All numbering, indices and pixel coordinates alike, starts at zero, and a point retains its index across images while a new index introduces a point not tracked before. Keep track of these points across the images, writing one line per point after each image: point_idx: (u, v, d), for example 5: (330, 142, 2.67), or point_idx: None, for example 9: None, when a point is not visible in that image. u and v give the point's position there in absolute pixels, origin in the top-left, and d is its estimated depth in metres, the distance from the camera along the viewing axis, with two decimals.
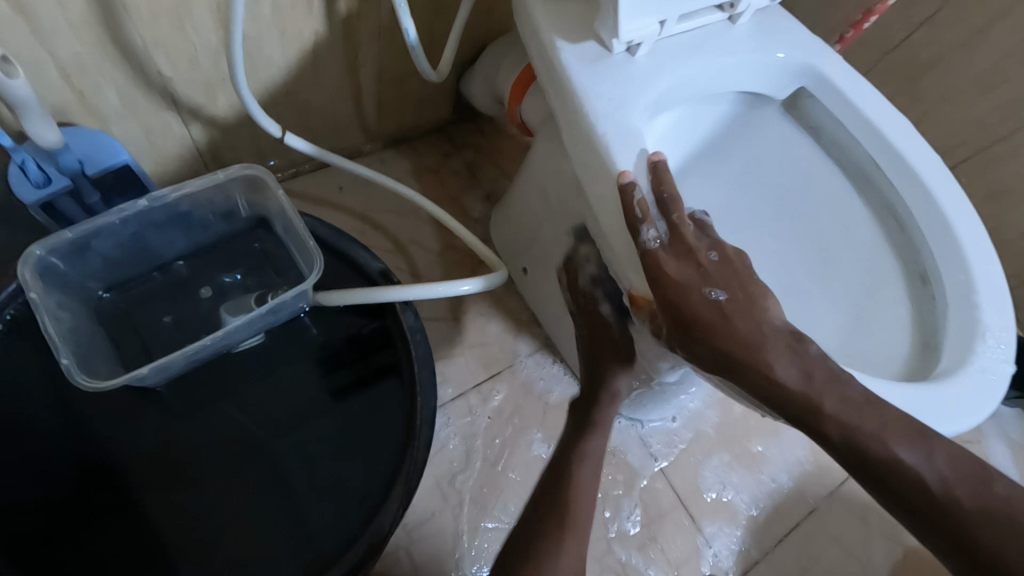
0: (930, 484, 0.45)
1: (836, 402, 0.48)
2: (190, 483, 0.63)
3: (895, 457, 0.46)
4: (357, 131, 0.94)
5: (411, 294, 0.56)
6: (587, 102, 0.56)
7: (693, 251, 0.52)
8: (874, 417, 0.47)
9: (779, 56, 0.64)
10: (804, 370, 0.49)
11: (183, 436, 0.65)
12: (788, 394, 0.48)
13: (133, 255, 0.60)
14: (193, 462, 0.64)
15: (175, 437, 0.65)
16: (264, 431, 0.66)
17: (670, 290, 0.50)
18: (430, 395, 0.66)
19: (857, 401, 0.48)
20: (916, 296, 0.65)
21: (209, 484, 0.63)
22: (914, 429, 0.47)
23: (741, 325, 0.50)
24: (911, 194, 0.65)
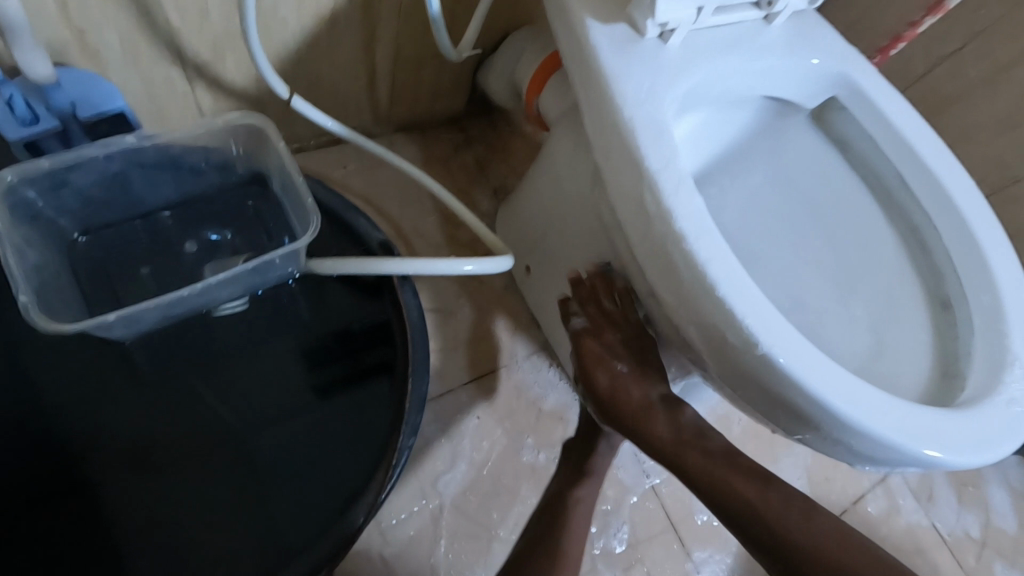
0: (764, 511, 0.52)
1: (696, 454, 0.58)
2: (165, 475, 0.60)
3: (732, 491, 0.54)
4: (367, 111, 0.92)
5: (411, 269, 0.52)
6: (615, 84, 0.53)
7: (603, 326, 0.66)
8: (723, 463, 0.57)
9: (813, 63, 0.62)
10: (675, 427, 0.60)
11: (163, 424, 0.62)
12: (660, 445, 0.60)
13: (115, 199, 0.57)
14: (170, 453, 0.61)
15: (146, 415, 0.62)
16: (246, 424, 0.63)
17: (584, 360, 0.65)
18: (423, 376, 0.60)
19: (717, 454, 0.58)
20: (936, 321, 0.61)
21: (185, 477, 0.60)
22: (764, 478, 0.54)
23: (633, 394, 0.62)
24: (941, 213, 0.61)
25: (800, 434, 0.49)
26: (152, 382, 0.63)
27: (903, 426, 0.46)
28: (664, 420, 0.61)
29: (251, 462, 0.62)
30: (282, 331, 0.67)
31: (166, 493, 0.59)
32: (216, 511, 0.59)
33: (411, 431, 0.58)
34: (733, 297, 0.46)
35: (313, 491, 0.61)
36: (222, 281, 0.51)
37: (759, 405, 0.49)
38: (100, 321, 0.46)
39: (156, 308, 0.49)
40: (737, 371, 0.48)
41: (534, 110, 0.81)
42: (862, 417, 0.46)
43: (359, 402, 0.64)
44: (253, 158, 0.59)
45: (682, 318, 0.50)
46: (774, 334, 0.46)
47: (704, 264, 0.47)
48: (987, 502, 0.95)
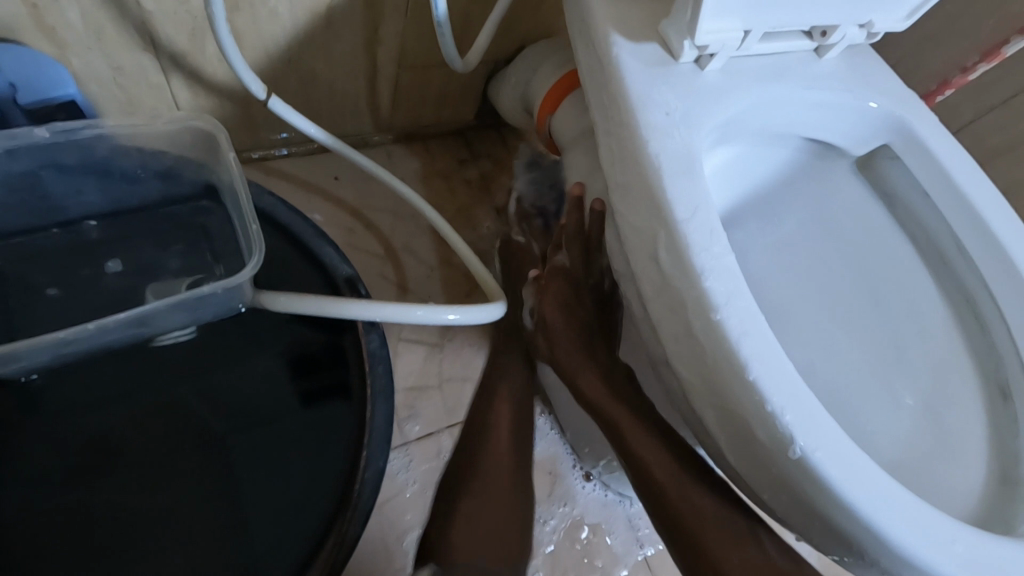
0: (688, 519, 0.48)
1: (633, 426, 0.53)
2: (103, 498, 0.52)
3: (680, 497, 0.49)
4: (366, 116, 0.84)
5: (379, 314, 0.44)
6: (641, 112, 0.45)
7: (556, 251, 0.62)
8: (653, 447, 0.52)
9: (869, 105, 0.54)
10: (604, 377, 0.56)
11: (99, 442, 0.53)
12: (602, 405, 0.55)
13: (26, 202, 0.48)
14: (105, 478, 0.52)
15: (87, 428, 0.53)
16: (203, 439, 0.55)
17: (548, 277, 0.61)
18: (380, 443, 0.53)
19: (655, 436, 0.53)
20: (994, 416, 0.53)
21: (125, 500, 0.52)
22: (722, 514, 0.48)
23: (564, 337, 0.58)
24: (1006, 291, 0.53)
25: (837, 556, 0.40)
26: (85, 395, 0.54)
27: (968, 559, 0.37)
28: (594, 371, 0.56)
29: (206, 486, 0.54)
30: (235, 350, 0.58)
31: (102, 520, 0.51)
32: (175, 532, 0.52)
33: (363, 512, 0.50)
34: (767, 383, 0.37)
35: (270, 520, 0.53)
36: (133, 318, 0.43)
37: (786, 512, 0.40)
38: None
39: (50, 345, 0.42)
40: (765, 473, 0.39)
41: (546, 131, 0.73)
42: (921, 548, 0.37)
43: (323, 428, 0.56)
44: (204, 167, 0.51)
45: (700, 397, 0.41)
46: (818, 432, 0.37)
47: (736, 340, 0.38)
48: None
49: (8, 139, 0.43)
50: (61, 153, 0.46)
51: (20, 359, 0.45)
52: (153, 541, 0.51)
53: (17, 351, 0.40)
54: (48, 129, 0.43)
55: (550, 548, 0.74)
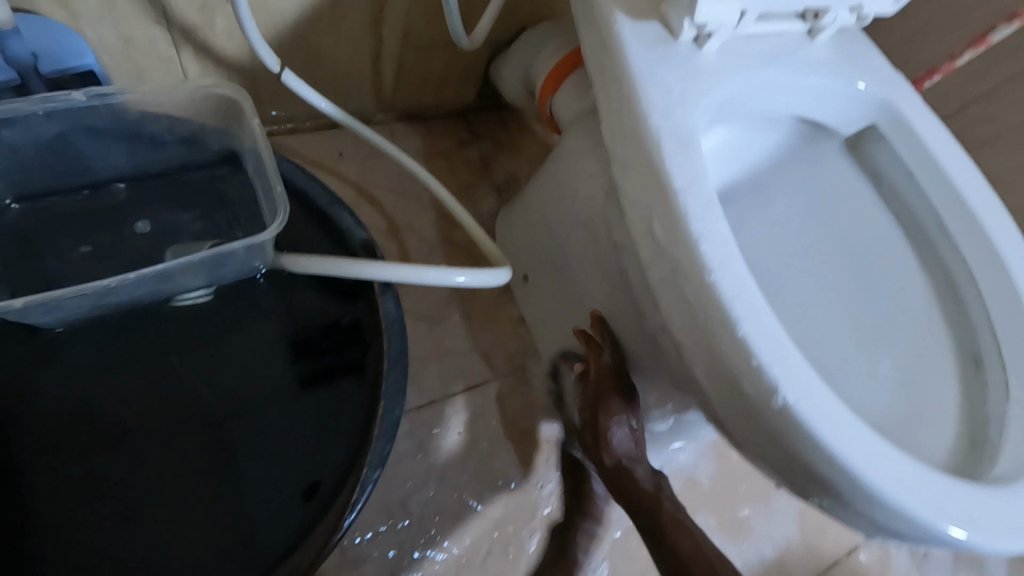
0: None
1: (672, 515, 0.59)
2: (115, 469, 0.53)
3: None
4: (369, 94, 0.85)
5: (391, 275, 0.46)
6: (642, 88, 0.47)
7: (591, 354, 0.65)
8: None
9: (857, 86, 0.57)
10: (657, 481, 0.61)
11: (114, 411, 0.55)
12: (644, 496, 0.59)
13: (57, 162, 0.50)
14: (116, 451, 0.54)
15: (104, 393, 0.55)
16: (213, 413, 0.56)
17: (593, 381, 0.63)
18: (397, 397, 0.56)
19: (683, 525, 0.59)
20: (967, 381, 0.56)
21: (135, 470, 0.53)
22: None
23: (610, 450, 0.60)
24: (983, 262, 0.56)
25: (817, 500, 0.43)
26: (104, 363, 0.56)
27: (936, 501, 0.41)
28: (649, 477, 0.61)
29: (216, 459, 0.55)
30: (248, 314, 0.60)
31: (112, 492, 0.52)
32: (186, 496, 0.53)
33: (378, 462, 0.53)
34: (756, 339, 0.40)
35: (279, 490, 0.55)
36: (159, 275, 0.45)
37: (771, 461, 0.43)
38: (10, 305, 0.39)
39: (77, 298, 0.43)
40: (752, 422, 0.42)
41: (546, 109, 0.74)
42: (895, 491, 0.40)
43: (333, 398, 0.58)
44: (223, 135, 0.52)
45: (694, 356, 0.44)
46: (801, 384, 0.40)
47: (729, 300, 0.41)
48: (986, 568, 0.95)
49: (46, 101, 0.45)
50: (92, 114, 0.48)
51: (56, 308, 0.48)
52: (168, 504, 0.53)
53: (49, 301, 0.41)
54: (86, 93, 0.45)
55: (546, 511, 0.78)
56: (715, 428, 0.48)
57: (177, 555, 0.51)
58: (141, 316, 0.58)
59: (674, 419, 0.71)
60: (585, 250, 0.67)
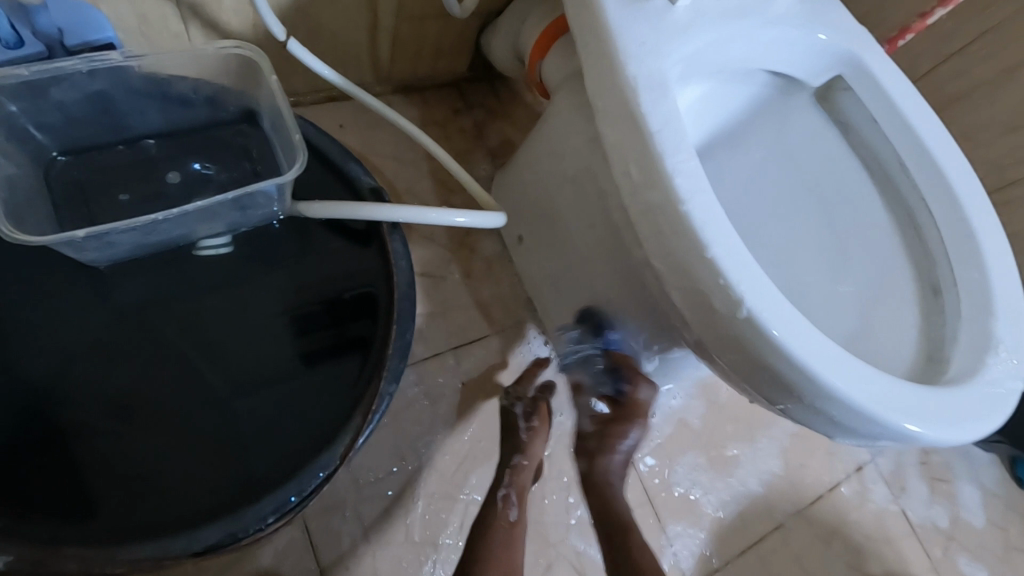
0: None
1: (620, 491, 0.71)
2: (103, 421, 0.51)
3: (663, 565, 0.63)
4: (367, 66, 0.89)
5: (398, 215, 0.52)
6: (621, 41, 0.52)
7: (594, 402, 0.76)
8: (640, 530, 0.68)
9: (820, 38, 0.61)
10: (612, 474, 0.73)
11: (102, 363, 0.53)
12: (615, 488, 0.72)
13: (94, 119, 0.50)
14: (105, 401, 0.51)
15: (110, 344, 0.53)
16: (209, 362, 0.55)
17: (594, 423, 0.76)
18: (407, 318, 0.56)
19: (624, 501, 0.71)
20: (925, 306, 0.62)
21: (126, 421, 0.51)
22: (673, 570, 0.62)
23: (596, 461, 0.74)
24: (937, 196, 0.61)
25: (783, 404, 0.49)
26: (93, 315, 0.54)
27: (883, 399, 0.47)
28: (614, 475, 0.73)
29: (215, 412, 0.53)
30: (255, 259, 0.58)
31: (99, 442, 0.50)
32: (201, 440, 0.52)
33: (394, 377, 0.54)
34: (725, 260, 0.45)
35: (281, 434, 0.53)
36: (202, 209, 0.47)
37: (740, 371, 0.49)
38: (69, 237, 0.42)
39: (128, 230, 0.46)
40: (723, 336, 0.47)
41: (536, 75, 0.78)
42: (846, 387, 0.46)
43: (341, 345, 0.57)
44: (245, 93, 0.53)
45: (670, 281, 0.49)
46: (765, 298, 0.46)
47: (700, 228, 0.46)
48: (959, 498, 1.01)
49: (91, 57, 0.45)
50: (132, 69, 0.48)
51: (109, 245, 0.50)
52: (182, 451, 0.51)
53: (105, 232, 0.44)
54: (125, 53, 0.46)
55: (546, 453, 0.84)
56: (694, 346, 0.54)
57: (197, 494, 0.50)
58: (142, 266, 0.56)
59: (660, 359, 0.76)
60: (574, 205, 0.72)
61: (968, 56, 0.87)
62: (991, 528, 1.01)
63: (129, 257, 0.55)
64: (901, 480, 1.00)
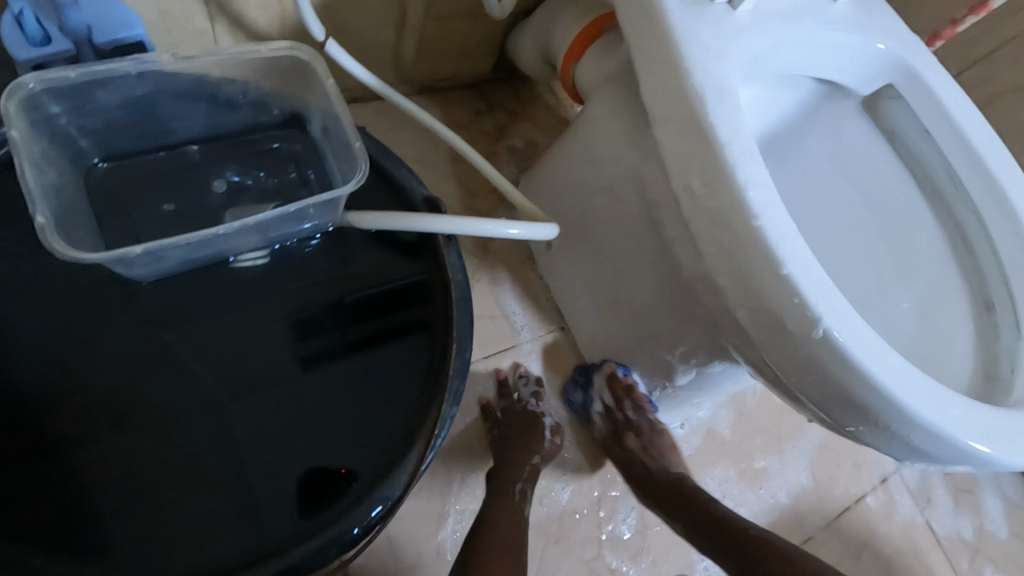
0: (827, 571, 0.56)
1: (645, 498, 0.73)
2: (132, 445, 0.46)
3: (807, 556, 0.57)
4: (392, 67, 0.86)
5: (454, 228, 0.50)
6: (683, 47, 0.50)
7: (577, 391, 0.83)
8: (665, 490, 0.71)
9: (878, 47, 0.59)
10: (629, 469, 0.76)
11: (109, 386, 0.47)
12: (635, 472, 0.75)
13: (136, 124, 0.47)
14: (116, 429, 0.46)
15: (139, 359, 0.48)
16: (222, 383, 0.49)
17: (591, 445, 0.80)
18: (467, 336, 0.53)
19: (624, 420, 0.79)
20: (979, 323, 0.61)
21: (138, 450, 0.46)
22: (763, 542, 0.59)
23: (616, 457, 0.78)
24: (992, 209, 0.60)
25: (854, 426, 0.47)
26: (119, 327, 0.49)
27: (961, 420, 0.45)
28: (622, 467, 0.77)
29: (254, 434, 0.48)
30: (297, 267, 0.54)
31: (110, 475, 0.45)
32: (241, 465, 0.47)
33: (455, 401, 0.51)
34: (800, 278, 0.44)
35: (330, 457, 0.49)
36: (259, 224, 0.44)
37: (811, 391, 0.47)
38: (123, 254, 0.39)
39: (179, 247, 0.43)
40: (793, 356, 0.46)
41: (570, 79, 0.76)
42: (925, 411, 0.44)
43: (374, 363, 0.52)
44: (293, 97, 0.50)
45: (735, 299, 0.47)
46: (842, 318, 0.44)
47: (775, 243, 0.44)
48: (982, 509, 1.00)
49: (140, 61, 0.42)
50: (180, 73, 0.45)
51: (153, 261, 0.46)
52: (220, 477, 0.46)
53: (160, 249, 0.41)
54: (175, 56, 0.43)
55: (576, 466, 0.82)
56: (753, 362, 0.52)
57: (238, 527, 0.45)
58: (170, 278, 0.51)
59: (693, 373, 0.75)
60: (611, 214, 0.70)
61: (995, 65, 0.86)
62: (1013, 539, 1.00)
63: (169, 272, 0.51)
64: (926, 490, 0.99)
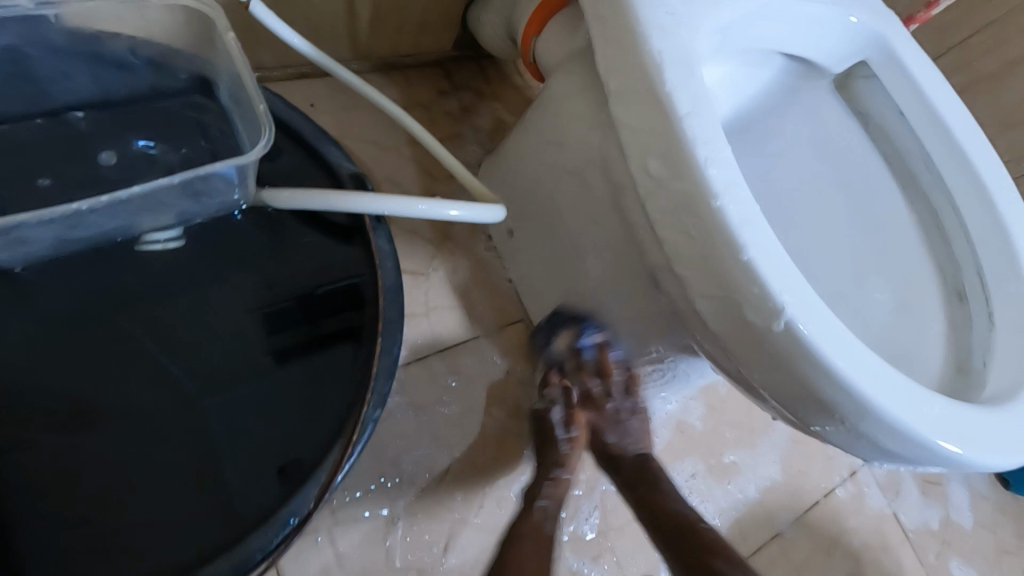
0: None
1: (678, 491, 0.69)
2: (14, 447, 0.41)
3: None
4: (343, 39, 0.80)
5: (386, 209, 0.45)
6: (643, 11, 0.45)
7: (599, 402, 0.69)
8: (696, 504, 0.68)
9: (851, 20, 0.56)
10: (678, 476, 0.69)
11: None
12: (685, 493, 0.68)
13: (5, 86, 0.41)
14: (27, 424, 0.41)
15: (25, 354, 0.43)
16: (155, 377, 0.45)
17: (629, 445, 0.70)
18: (396, 329, 0.49)
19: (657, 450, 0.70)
20: (952, 314, 0.58)
21: (51, 449, 0.41)
22: None
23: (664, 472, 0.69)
24: (965, 192, 0.57)
25: (820, 425, 0.44)
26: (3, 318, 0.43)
27: (934, 419, 0.42)
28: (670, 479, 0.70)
29: (163, 432, 0.44)
30: (217, 250, 0.49)
31: (13, 474, 0.40)
32: (144, 470, 0.43)
33: (379, 402, 0.47)
34: (762, 265, 0.40)
35: (248, 460, 0.44)
36: (146, 196, 0.39)
37: (776, 388, 0.44)
38: None
39: (51, 223, 0.38)
40: (755, 350, 0.42)
41: (530, 54, 0.71)
42: (894, 408, 0.41)
43: (322, 355, 0.49)
44: (197, 56, 0.45)
45: (697, 287, 0.43)
46: (807, 309, 0.40)
47: (736, 227, 0.40)
48: (949, 500, 0.99)
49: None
50: (51, 23, 0.40)
51: (26, 241, 0.41)
52: (120, 481, 0.42)
53: (22, 223, 0.36)
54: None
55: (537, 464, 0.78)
56: (714, 354, 0.48)
57: (134, 541, 0.41)
58: (53, 263, 0.45)
59: (657, 368, 0.71)
60: (573, 199, 0.65)
61: (971, 49, 0.83)
62: (979, 531, 0.99)
63: (54, 256, 0.45)
64: (894, 483, 0.98)
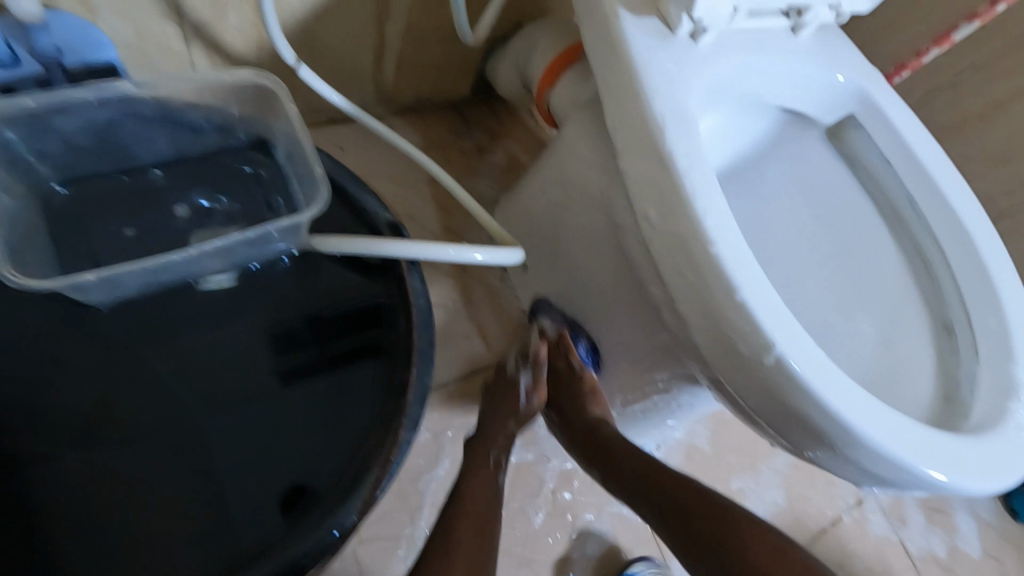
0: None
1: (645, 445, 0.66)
2: (86, 466, 0.45)
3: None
4: (370, 88, 0.87)
5: (418, 253, 0.50)
6: (645, 76, 0.51)
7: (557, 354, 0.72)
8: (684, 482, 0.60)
9: (837, 78, 0.62)
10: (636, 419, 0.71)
11: (72, 407, 0.47)
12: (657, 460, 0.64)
13: (100, 150, 0.48)
14: (102, 442, 0.46)
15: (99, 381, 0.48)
16: (201, 398, 0.49)
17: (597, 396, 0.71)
18: (427, 361, 0.54)
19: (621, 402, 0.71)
20: (940, 348, 0.62)
21: (120, 466, 0.46)
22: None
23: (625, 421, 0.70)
24: (947, 234, 0.62)
25: (811, 450, 0.48)
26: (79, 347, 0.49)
27: (915, 445, 0.46)
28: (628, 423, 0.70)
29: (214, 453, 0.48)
30: (264, 289, 0.55)
31: (88, 486, 0.45)
32: (199, 487, 0.47)
33: (412, 426, 0.51)
34: (753, 304, 0.45)
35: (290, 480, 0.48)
36: (220, 248, 0.45)
37: (769, 415, 0.48)
38: (76, 280, 0.40)
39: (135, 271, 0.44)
40: (749, 380, 0.46)
41: (544, 104, 0.77)
42: (875, 435, 0.45)
43: (356, 383, 0.53)
44: (258, 121, 0.51)
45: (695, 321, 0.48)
46: (794, 343, 0.45)
47: (730, 269, 0.45)
48: (954, 529, 1.01)
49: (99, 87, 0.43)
50: (141, 98, 0.46)
51: (112, 284, 0.47)
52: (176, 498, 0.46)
53: (117, 273, 0.42)
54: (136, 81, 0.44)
55: (549, 486, 0.82)
56: (713, 384, 0.53)
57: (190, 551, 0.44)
58: (126, 302, 0.51)
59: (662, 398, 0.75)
60: (582, 237, 0.70)
61: (959, 94, 0.88)
62: (986, 560, 1.00)
63: (130, 296, 0.51)
64: (899, 510, 1.00)
